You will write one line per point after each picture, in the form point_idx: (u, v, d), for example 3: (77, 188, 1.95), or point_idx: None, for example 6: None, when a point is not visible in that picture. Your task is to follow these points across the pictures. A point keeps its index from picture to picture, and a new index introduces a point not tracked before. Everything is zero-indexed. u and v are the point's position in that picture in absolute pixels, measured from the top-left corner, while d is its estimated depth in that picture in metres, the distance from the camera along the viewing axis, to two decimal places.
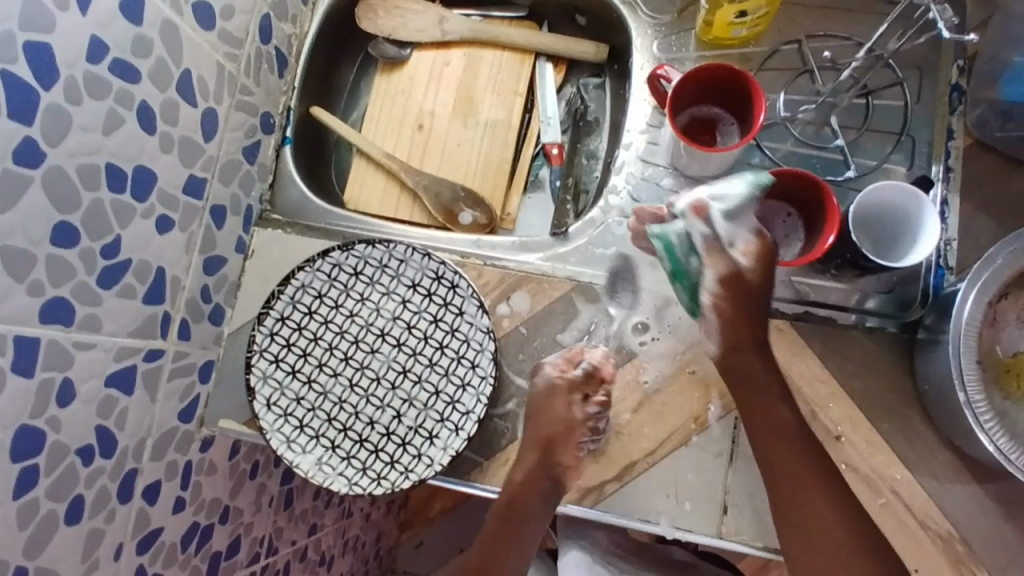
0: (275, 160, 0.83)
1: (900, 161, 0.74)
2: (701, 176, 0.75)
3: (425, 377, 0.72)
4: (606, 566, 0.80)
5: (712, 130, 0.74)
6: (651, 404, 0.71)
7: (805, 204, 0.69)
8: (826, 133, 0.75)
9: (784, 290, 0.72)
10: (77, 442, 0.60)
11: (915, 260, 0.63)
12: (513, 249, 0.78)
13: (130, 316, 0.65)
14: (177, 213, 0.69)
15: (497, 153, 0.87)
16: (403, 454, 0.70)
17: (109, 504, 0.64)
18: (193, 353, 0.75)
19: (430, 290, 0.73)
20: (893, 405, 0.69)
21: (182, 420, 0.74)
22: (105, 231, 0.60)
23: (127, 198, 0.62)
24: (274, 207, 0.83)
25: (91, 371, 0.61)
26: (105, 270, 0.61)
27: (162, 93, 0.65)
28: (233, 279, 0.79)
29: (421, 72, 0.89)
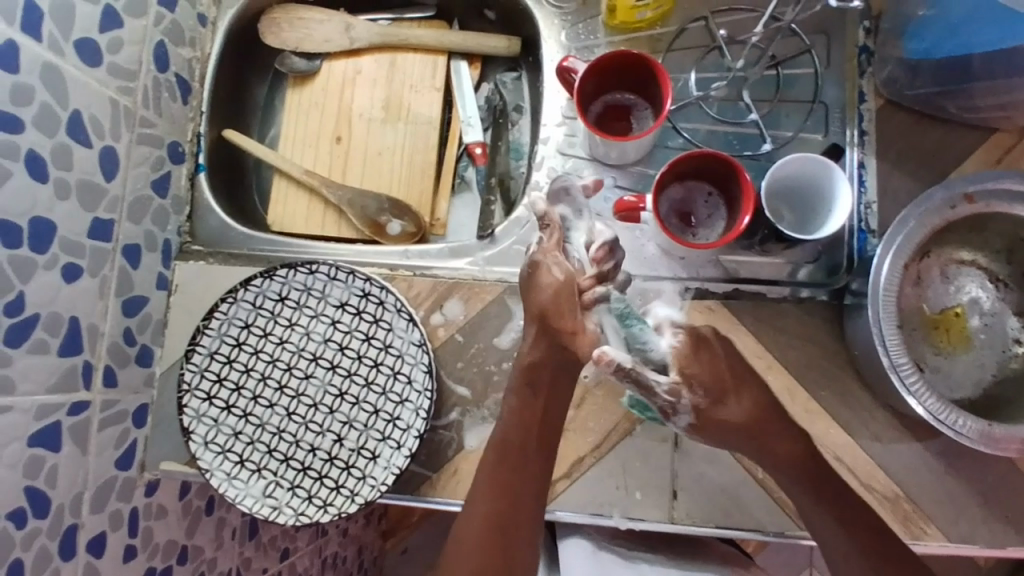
0: (190, 190, 0.81)
1: (814, 129, 0.74)
2: (621, 164, 0.75)
3: (363, 397, 0.71)
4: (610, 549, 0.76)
5: (626, 116, 0.74)
6: (593, 397, 0.71)
7: (724, 182, 0.69)
8: (740, 106, 0.75)
9: (713, 270, 0.72)
10: (6, 507, 0.58)
11: (831, 231, 0.63)
12: (443, 256, 0.77)
13: (46, 371, 0.62)
14: (85, 259, 0.66)
15: (420, 156, 0.85)
16: (348, 478, 0.69)
17: (52, 564, 0.63)
18: (124, 398, 0.73)
19: (359, 309, 0.72)
20: (829, 373, 0.69)
21: (121, 468, 0.72)
22: (6, 289, 0.58)
23: (26, 252, 0.60)
24: (194, 238, 0.81)
25: (11, 435, 0.59)
26: (12, 329, 0.59)
27: (51, 139, 0.62)
28: (159, 317, 0.77)
29: (333, 83, 0.87)
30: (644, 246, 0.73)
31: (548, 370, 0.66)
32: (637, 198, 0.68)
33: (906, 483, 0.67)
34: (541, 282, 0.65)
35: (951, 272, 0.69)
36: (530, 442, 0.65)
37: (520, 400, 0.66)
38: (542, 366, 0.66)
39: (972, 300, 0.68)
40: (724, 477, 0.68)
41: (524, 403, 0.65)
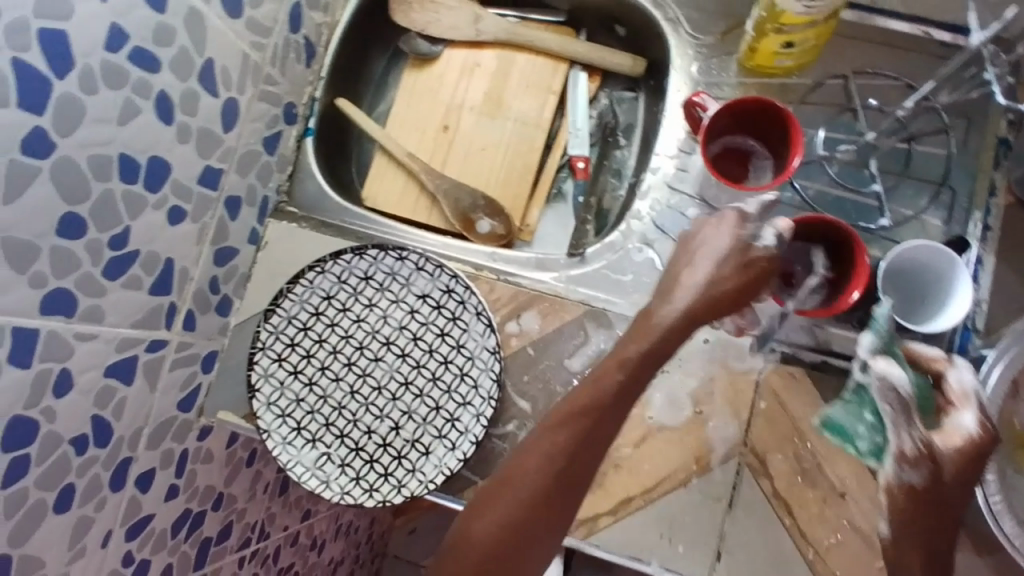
0: (296, 151, 0.82)
1: (936, 213, 0.71)
2: (730, 209, 0.73)
3: (427, 391, 0.71)
4: None
5: (744, 162, 0.72)
6: (654, 440, 0.69)
7: (837, 251, 0.66)
8: (863, 174, 0.73)
9: (803, 336, 0.70)
10: (71, 431, 0.60)
11: (944, 326, 0.60)
12: (528, 265, 0.76)
13: (135, 306, 0.64)
14: (190, 204, 0.67)
15: (522, 159, 0.84)
16: (398, 467, 0.69)
17: (100, 492, 0.64)
18: (198, 342, 0.74)
19: (440, 303, 0.72)
20: None
21: (181, 410, 0.73)
22: (114, 222, 0.59)
23: (139, 189, 0.61)
24: (290, 199, 0.82)
25: (91, 362, 0.60)
26: (112, 261, 0.60)
27: (182, 84, 0.63)
28: (244, 270, 0.78)
29: (451, 71, 0.86)
30: None
31: (614, 404, 0.55)
32: None
33: None
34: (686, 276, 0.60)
35: None
36: (558, 507, 0.55)
37: (545, 459, 0.54)
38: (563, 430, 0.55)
39: None
40: (772, 549, 0.66)
41: (569, 463, 0.54)
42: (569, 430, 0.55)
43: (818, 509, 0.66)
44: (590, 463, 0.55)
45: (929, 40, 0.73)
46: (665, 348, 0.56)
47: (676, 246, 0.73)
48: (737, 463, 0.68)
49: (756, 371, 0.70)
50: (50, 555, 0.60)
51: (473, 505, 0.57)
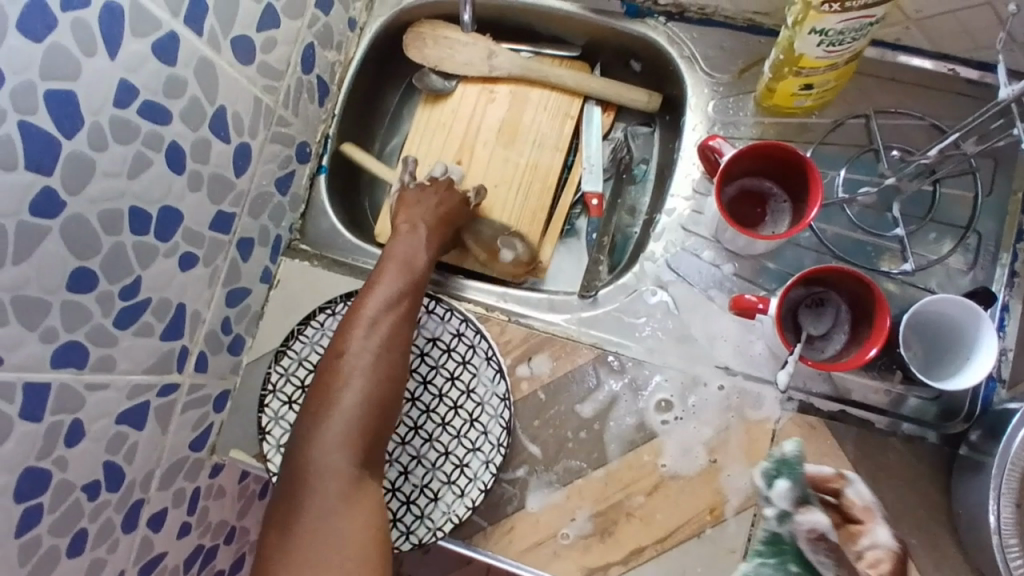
0: (309, 188, 0.82)
1: (959, 260, 0.69)
2: (746, 253, 0.71)
3: (436, 436, 0.70)
4: None
5: (762, 203, 0.70)
6: (667, 489, 0.68)
7: (855, 300, 0.64)
8: (886, 218, 0.71)
9: (821, 384, 0.69)
10: (82, 479, 0.60)
11: (962, 386, 0.58)
12: (540, 307, 0.75)
13: (146, 353, 0.64)
14: (202, 249, 0.68)
15: (536, 196, 0.84)
16: (406, 514, 0.68)
17: (112, 535, 0.65)
18: (210, 383, 0.74)
19: (449, 346, 0.71)
20: (927, 525, 0.64)
21: (193, 449, 0.74)
22: (125, 273, 0.59)
23: (150, 239, 0.61)
24: (303, 237, 0.82)
25: (102, 411, 0.60)
26: (123, 311, 0.60)
27: (193, 133, 0.62)
28: (256, 308, 0.78)
29: (465, 106, 0.86)
30: (753, 343, 0.70)
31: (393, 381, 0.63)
32: (758, 298, 0.65)
33: None
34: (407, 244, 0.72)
35: None
36: (381, 422, 0.61)
37: (397, 356, 0.64)
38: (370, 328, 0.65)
39: None
40: None
41: (380, 379, 0.62)
42: (372, 347, 0.63)
43: None
44: (391, 385, 0.63)
45: (956, 78, 0.72)
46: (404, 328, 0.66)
47: (691, 289, 0.72)
48: (752, 515, 0.66)
49: (772, 420, 0.68)
50: None
51: (309, 411, 0.61)
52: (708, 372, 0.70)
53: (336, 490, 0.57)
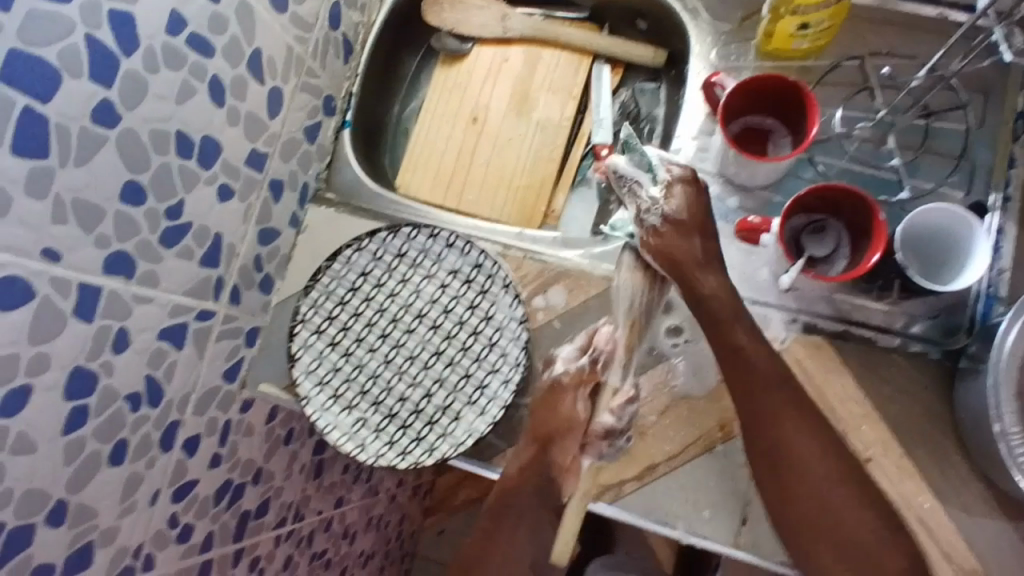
0: (334, 142, 0.87)
1: (954, 188, 0.73)
2: (750, 186, 0.75)
3: (458, 360, 0.74)
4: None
5: (763, 141, 0.75)
6: (678, 408, 0.71)
7: (853, 221, 0.68)
8: (882, 151, 0.74)
9: (825, 307, 0.71)
10: (126, 388, 0.64)
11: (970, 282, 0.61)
12: (553, 245, 0.78)
13: (186, 276, 0.68)
14: (238, 183, 0.72)
15: (548, 147, 0.88)
16: (429, 432, 0.72)
17: (150, 451, 0.68)
18: (242, 317, 0.78)
19: (469, 277, 0.76)
20: (928, 434, 0.67)
21: (226, 380, 0.78)
22: (170, 195, 0.64)
23: (193, 165, 0.66)
24: (329, 187, 0.87)
25: (145, 324, 0.64)
26: (168, 230, 0.65)
27: (233, 70, 0.67)
28: (285, 252, 0.83)
29: (480, 66, 0.91)
30: (758, 271, 0.73)
31: (524, 489, 0.73)
32: (762, 220, 0.71)
33: (991, 562, 0.64)
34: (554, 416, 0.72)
35: None
36: (505, 492, 0.73)
37: (523, 489, 0.73)
38: (522, 488, 0.72)
39: None
40: None
41: (519, 481, 0.72)
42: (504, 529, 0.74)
43: None
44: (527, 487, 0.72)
45: (946, 21, 0.76)
46: (536, 468, 0.72)
47: None
48: None
49: (779, 341, 0.71)
50: (104, 506, 0.64)
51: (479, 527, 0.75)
52: None
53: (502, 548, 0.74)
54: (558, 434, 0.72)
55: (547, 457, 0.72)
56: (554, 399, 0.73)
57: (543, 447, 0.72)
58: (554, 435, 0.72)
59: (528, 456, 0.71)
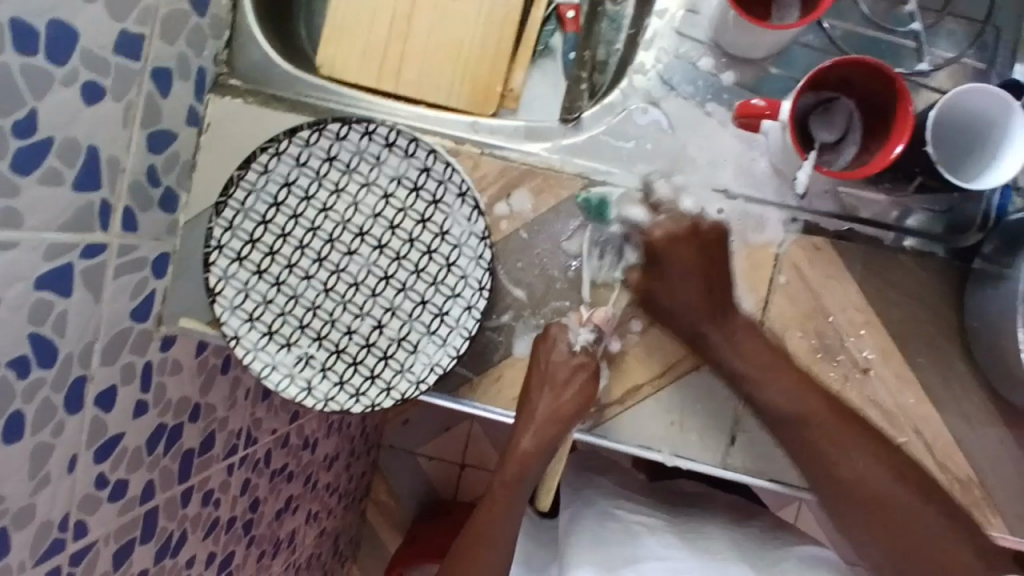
0: (232, 11, 0.70)
1: (979, 56, 0.62)
2: (747, 57, 0.63)
3: (411, 285, 0.63)
4: (626, 492, 0.80)
5: (768, 2, 0.60)
6: (664, 323, 0.63)
7: (874, 103, 0.57)
8: (901, 12, 0.62)
9: (829, 201, 0.63)
10: (7, 353, 0.52)
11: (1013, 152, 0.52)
12: (517, 136, 0.66)
13: (58, 206, 0.54)
14: (109, 78, 0.56)
15: (502, 9, 0.71)
16: (384, 369, 0.63)
17: (56, 417, 0.58)
18: (145, 244, 0.65)
19: (417, 184, 0.63)
20: (930, 340, 0.61)
21: (136, 319, 0.66)
22: (16, 104, 0.48)
23: (41, 61, 0.49)
24: (232, 70, 0.71)
25: (16, 274, 0.51)
26: (22, 151, 0.50)
27: None
28: (186, 157, 0.69)
29: None
30: (754, 161, 0.63)
31: (535, 433, 0.63)
32: (766, 103, 0.57)
33: (986, 471, 0.60)
34: (552, 359, 0.61)
35: None
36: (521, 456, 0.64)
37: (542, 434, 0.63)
38: (532, 433, 0.63)
39: None
40: None
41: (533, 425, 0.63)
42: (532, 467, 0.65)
43: (839, 389, 0.61)
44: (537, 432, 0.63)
45: None
46: (546, 416, 0.62)
47: (687, 104, 0.64)
48: None
49: (776, 245, 0.62)
50: (9, 488, 0.54)
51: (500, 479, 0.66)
52: (706, 197, 0.63)
53: (505, 504, 0.65)
54: (537, 378, 0.62)
55: (527, 401, 0.63)
56: (552, 345, 0.62)
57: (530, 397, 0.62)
58: (539, 378, 0.62)
59: (537, 398, 0.62)
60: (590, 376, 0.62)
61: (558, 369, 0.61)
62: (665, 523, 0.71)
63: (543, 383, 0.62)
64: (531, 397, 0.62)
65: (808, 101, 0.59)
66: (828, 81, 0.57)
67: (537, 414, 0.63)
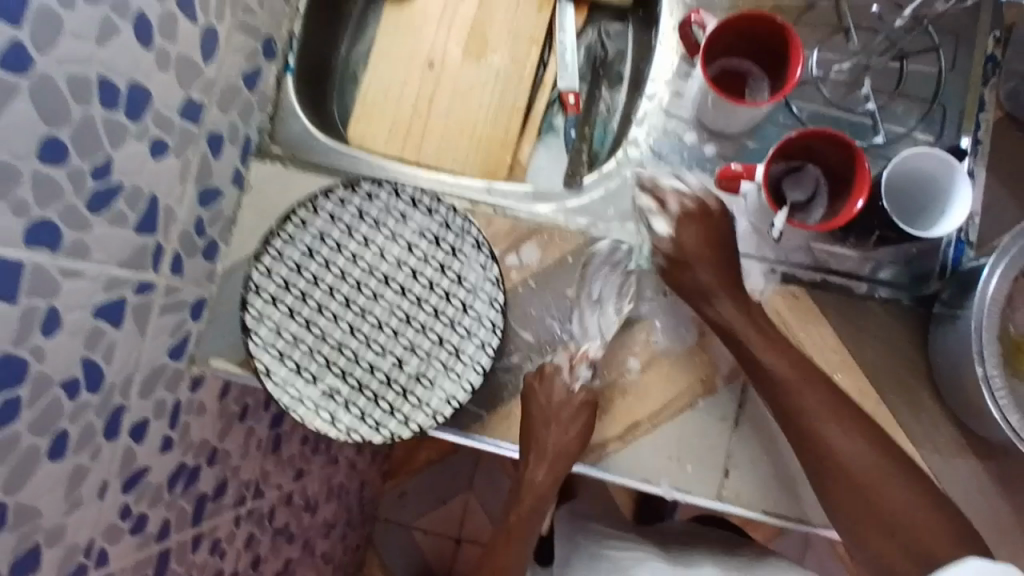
0: (276, 90, 0.80)
1: (927, 131, 0.72)
2: (726, 132, 0.72)
3: (430, 325, 0.70)
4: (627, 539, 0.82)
5: (741, 85, 0.71)
6: (660, 363, 0.69)
7: (836, 167, 0.66)
8: (857, 96, 0.73)
9: (802, 256, 0.70)
10: (62, 374, 0.57)
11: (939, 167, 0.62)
12: (525, 199, 0.74)
13: (120, 245, 0.61)
14: (173, 137, 0.64)
15: (512, 96, 0.82)
16: (403, 403, 0.69)
17: (95, 441, 0.62)
18: (186, 288, 0.72)
19: (438, 237, 0.71)
20: (901, 378, 0.68)
21: (172, 358, 0.71)
22: (97, 152, 0.56)
23: (121, 117, 0.57)
24: (273, 140, 0.80)
25: (78, 302, 0.57)
26: (96, 193, 0.57)
27: (161, 5, 0.59)
28: (229, 213, 0.76)
29: (433, 8, 0.83)
30: (736, 221, 0.71)
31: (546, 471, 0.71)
32: (744, 167, 0.66)
33: (960, 499, 0.66)
34: (553, 401, 0.67)
35: None
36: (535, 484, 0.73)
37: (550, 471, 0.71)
38: (539, 468, 0.71)
39: None
40: (776, 466, 0.67)
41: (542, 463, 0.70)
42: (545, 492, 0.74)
43: None
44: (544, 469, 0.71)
45: None
46: (557, 458, 0.69)
47: (675, 172, 0.73)
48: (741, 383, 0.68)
49: (757, 292, 0.70)
50: (47, 504, 0.58)
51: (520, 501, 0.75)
52: None
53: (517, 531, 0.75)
54: (541, 419, 0.68)
55: (534, 436, 0.69)
56: (549, 385, 0.68)
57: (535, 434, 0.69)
58: (543, 419, 0.68)
59: (544, 437, 0.69)
60: (586, 413, 0.68)
61: (554, 407, 0.68)
62: (660, 558, 0.75)
63: (544, 422, 0.68)
64: (534, 435, 0.69)
65: (778, 168, 0.68)
66: (793, 149, 0.67)
67: (539, 450, 0.70)
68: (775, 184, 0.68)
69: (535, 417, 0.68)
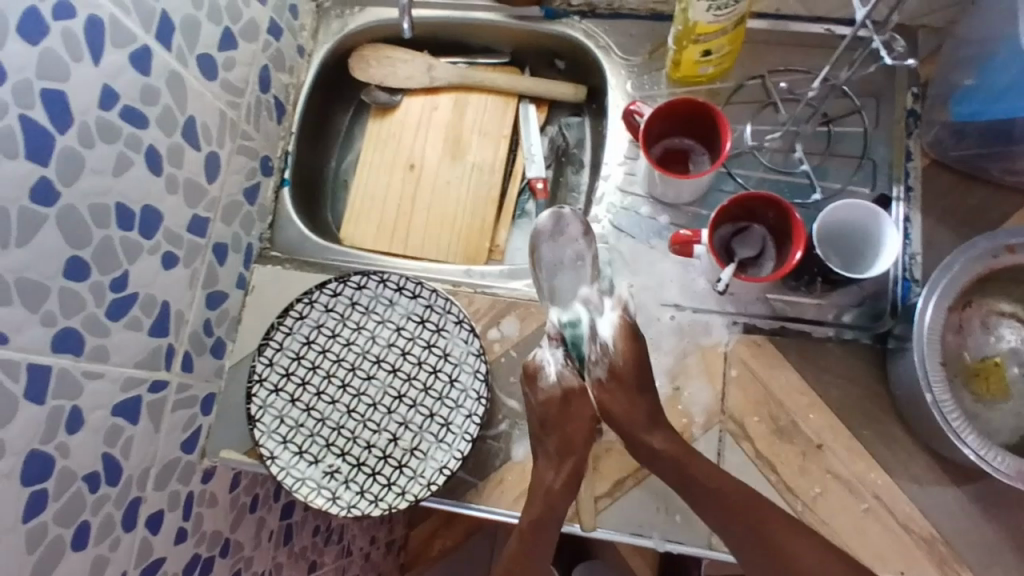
0: (274, 201, 0.89)
1: (862, 184, 0.79)
2: (677, 202, 0.80)
3: (421, 401, 0.76)
4: None
5: (684, 161, 0.80)
6: None
7: (776, 223, 0.73)
8: (793, 159, 0.80)
9: (760, 307, 0.75)
10: (84, 469, 0.62)
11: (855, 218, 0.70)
12: (502, 277, 0.81)
13: (136, 348, 0.68)
14: (181, 249, 0.73)
15: (485, 188, 0.91)
16: (399, 476, 0.73)
17: (114, 532, 0.66)
18: (197, 384, 0.78)
19: (424, 318, 0.77)
20: (869, 413, 0.71)
21: (185, 451, 0.76)
22: (114, 266, 0.64)
23: (135, 235, 0.66)
24: (273, 245, 0.88)
25: (99, 401, 0.63)
26: (115, 303, 0.64)
27: (168, 138, 0.69)
28: (234, 313, 0.83)
29: (411, 118, 0.94)
30: (696, 281, 0.77)
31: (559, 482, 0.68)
32: (692, 232, 0.73)
33: (944, 526, 0.68)
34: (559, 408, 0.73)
35: (990, 322, 0.71)
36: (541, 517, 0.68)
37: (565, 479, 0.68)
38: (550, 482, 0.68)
39: (1011, 349, 0.71)
40: None
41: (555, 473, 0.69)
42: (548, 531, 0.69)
43: (799, 462, 0.70)
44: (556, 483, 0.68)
45: (832, 37, 0.83)
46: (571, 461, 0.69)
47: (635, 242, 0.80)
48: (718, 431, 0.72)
49: (723, 344, 0.74)
50: None
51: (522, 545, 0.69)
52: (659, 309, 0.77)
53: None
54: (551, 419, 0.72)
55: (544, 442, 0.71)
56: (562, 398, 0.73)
57: (546, 439, 0.71)
58: (550, 420, 0.72)
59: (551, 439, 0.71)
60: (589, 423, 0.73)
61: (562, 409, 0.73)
62: None
63: (556, 423, 0.72)
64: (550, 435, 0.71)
65: (724, 231, 0.75)
66: (734, 214, 0.74)
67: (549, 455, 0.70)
68: (723, 246, 0.75)
69: (549, 414, 0.72)
